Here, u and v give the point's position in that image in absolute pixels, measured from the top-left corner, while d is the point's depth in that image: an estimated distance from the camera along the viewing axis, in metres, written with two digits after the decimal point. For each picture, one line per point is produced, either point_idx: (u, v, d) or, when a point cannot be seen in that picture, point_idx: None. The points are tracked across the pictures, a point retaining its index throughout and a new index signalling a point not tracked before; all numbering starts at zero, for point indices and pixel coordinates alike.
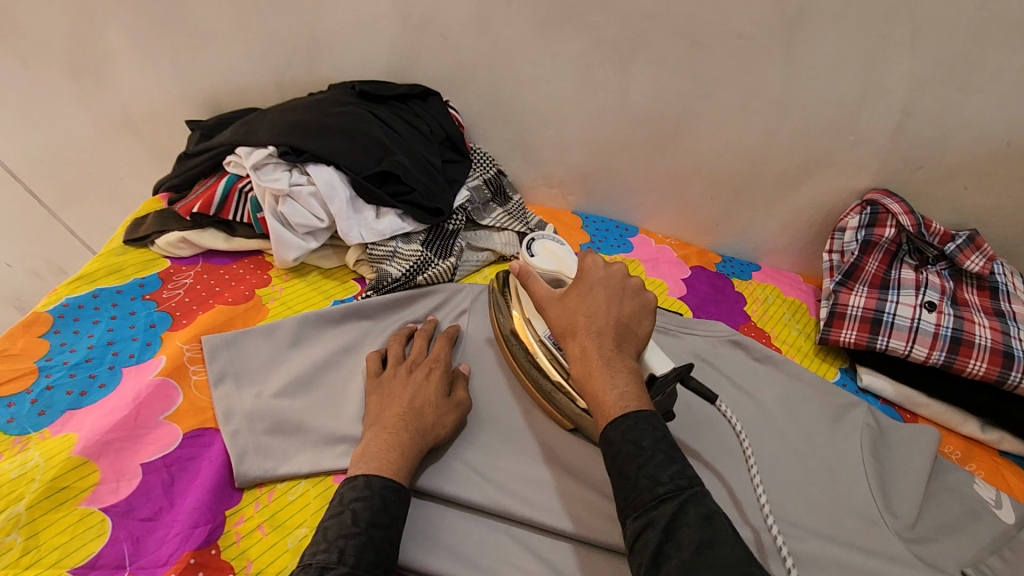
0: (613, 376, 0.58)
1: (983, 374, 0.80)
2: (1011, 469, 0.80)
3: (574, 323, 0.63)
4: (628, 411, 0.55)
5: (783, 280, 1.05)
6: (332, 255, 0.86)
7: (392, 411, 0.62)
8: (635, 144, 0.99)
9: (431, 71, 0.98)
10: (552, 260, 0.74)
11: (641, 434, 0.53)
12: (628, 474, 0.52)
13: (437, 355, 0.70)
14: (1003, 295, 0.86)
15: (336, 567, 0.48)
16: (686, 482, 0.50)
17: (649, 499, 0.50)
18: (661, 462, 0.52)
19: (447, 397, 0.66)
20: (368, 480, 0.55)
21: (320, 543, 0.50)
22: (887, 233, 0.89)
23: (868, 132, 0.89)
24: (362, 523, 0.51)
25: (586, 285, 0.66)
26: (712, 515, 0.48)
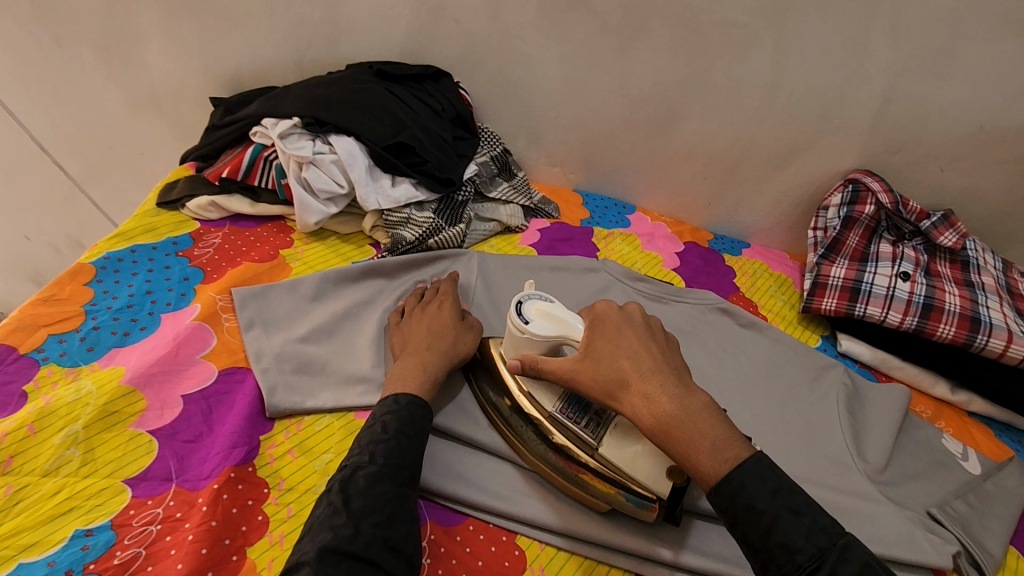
0: (692, 414, 0.52)
1: (952, 337, 0.86)
2: (977, 427, 0.86)
3: (623, 377, 0.57)
4: (730, 464, 0.48)
5: (770, 256, 1.11)
6: (350, 221, 0.92)
7: (416, 341, 0.70)
8: (635, 126, 1.05)
9: (444, 54, 1.04)
10: (551, 323, 0.65)
11: (754, 492, 0.47)
12: (756, 544, 0.46)
13: (443, 291, 0.78)
14: (973, 268, 0.93)
15: (365, 466, 0.54)
16: (827, 540, 0.45)
17: (792, 573, 0.44)
18: (789, 522, 0.45)
19: (461, 321, 0.75)
20: (396, 397, 0.61)
21: (354, 449, 0.56)
22: (867, 210, 0.96)
23: (851, 116, 0.95)
24: (392, 432, 0.57)
25: (608, 332, 0.61)
26: (867, 567, 0.43)
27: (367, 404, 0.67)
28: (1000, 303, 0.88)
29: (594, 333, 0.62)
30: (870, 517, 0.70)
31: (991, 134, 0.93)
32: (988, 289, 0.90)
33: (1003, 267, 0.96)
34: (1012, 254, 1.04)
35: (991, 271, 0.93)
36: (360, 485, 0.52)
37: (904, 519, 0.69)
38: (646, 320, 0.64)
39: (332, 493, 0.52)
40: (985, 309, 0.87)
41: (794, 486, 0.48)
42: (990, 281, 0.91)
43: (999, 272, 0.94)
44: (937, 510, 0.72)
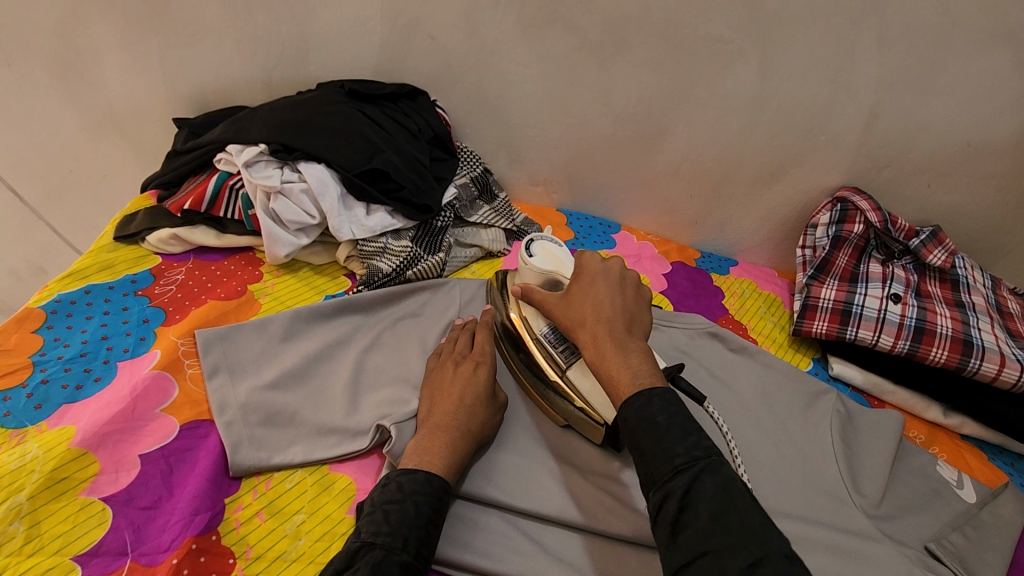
0: (627, 357, 0.58)
1: (944, 361, 0.84)
2: (972, 452, 0.85)
3: (583, 315, 0.64)
4: (641, 389, 0.54)
5: (758, 275, 1.09)
6: (323, 251, 0.88)
7: (444, 408, 0.66)
8: (618, 143, 1.02)
9: (419, 71, 0.99)
10: (549, 260, 0.76)
11: (654, 409, 0.52)
12: (644, 446, 0.51)
13: (481, 350, 0.74)
14: (963, 287, 0.91)
15: (399, 555, 0.51)
16: (701, 453, 0.49)
17: (665, 471, 0.49)
18: (675, 434, 0.51)
19: (492, 397, 0.70)
20: (428, 476, 0.58)
21: (383, 527, 0.53)
22: (855, 229, 0.94)
23: (838, 132, 0.93)
24: (424, 516, 0.55)
25: (585, 278, 0.68)
26: (727, 483, 0.47)
27: (340, 456, 0.64)
28: (991, 324, 0.87)
29: (573, 282, 0.69)
30: (868, 557, 0.68)
31: (978, 149, 0.91)
32: (979, 309, 0.89)
33: (993, 284, 0.95)
34: (1000, 268, 1.03)
35: (981, 289, 0.92)
36: (393, 575, 0.50)
37: (902, 557, 0.68)
38: (626, 277, 0.68)
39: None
40: (977, 331, 0.85)
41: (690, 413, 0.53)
42: (980, 301, 0.90)
43: (989, 290, 0.93)
44: (936, 546, 0.70)
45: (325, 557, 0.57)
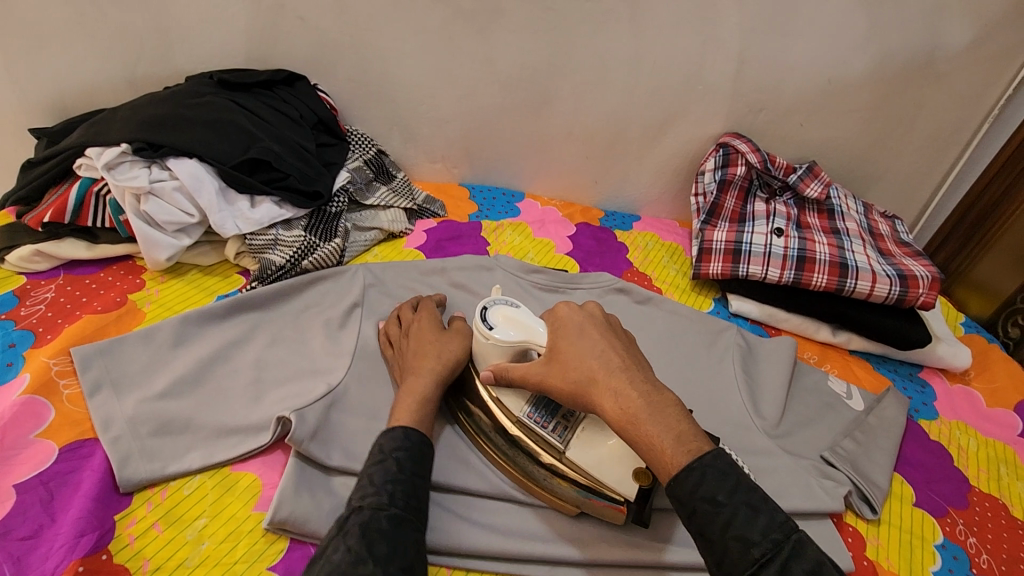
0: (656, 414, 0.52)
1: (825, 285, 0.90)
2: (858, 364, 0.92)
3: (590, 375, 0.56)
4: (690, 460, 0.48)
5: (660, 227, 1.13)
6: (211, 250, 0.84)
7: (408, 361, 0.69)
8: (509, 112, 1.03)
9: (294, 55, 0.96)
10: (513, 328, 0.65)
11: (713, 486, 0.47)
12: (713, 537, 0.47)
13: (417, 309, 0.76)
14: (837, 215, 0.99)
15: (387, 509, 0.52)
16: (780, 535, 0.46)
17: (744, 565, 0.45)
18: (745, 517, 0.47)
19: (445, 331, 0.73)
20: (405, 431, 0.59)
21: (369, 488, 0.53)
22: (738, 172, 0.99)
23: (712, 81, 0.97)
24: (409, 472, 0.56)
25: (573, 331, 0.61)
26: (815, 567, 0.45)
27: (242, 455, 0.63)
28: (863, 246, 0.94)
29: (559, 338, 0.61)
30: (769, 473, 0.72)
31: (839, 86, 0.98)
32: (852, 234, 0.96)
33: (865, 210, 1.03)
34: (873, 196, 1.12)
35: (854, 217, 1.00)
36: (384, 528, 0.50)
37: (800, 469, 0.73)
38: (606, 318, 0.63)
39: (348, 536, 0.49)
40: (851, 253, 0.92)
41: (748, 480, 0.49)
42: (853, 226, 0.97)
43: (861, 216, 1.01)
44: (829, 453, 0.76)
45: (230, 557, 0.56)
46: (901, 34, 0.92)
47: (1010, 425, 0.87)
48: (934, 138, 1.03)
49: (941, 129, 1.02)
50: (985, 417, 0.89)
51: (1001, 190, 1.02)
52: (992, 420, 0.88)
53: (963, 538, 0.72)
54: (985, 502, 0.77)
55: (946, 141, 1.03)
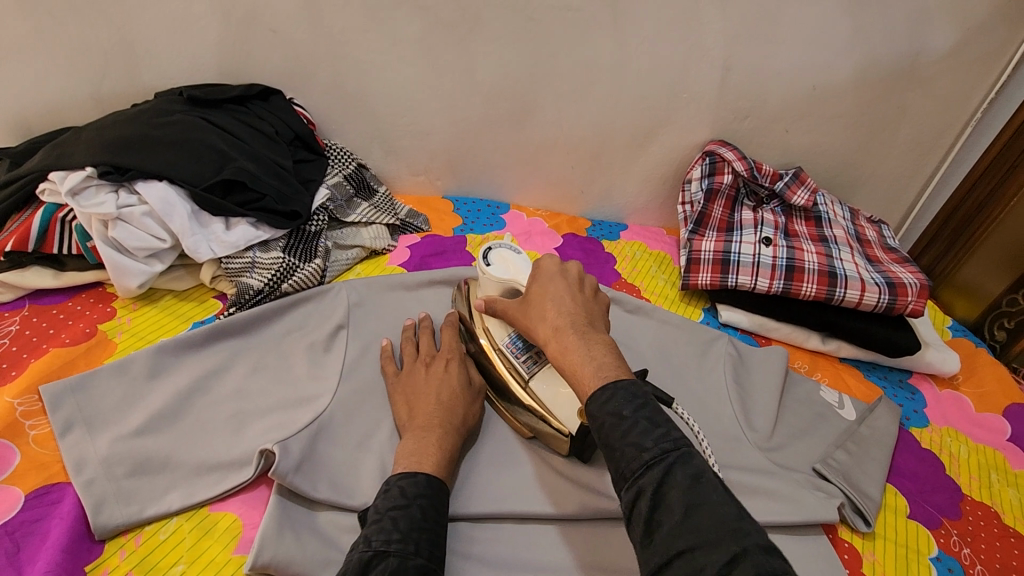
0: (590, 349, 0.54)
1: (815, 294, 0.89)
2: (849, 373, 0.92)
3: (543, 312, 0.59)
4: (604, 382, 0.50)
5: (648, 236, 1.11)
6: (186, 275, 0.81)
7: (427, 408, 0.65)
8: (491, 123, 1.01)
9: (268, 69, 0.93)
10: (507, 268, 0.70)
11: (620, 402, 0.48)
12: (612, 444, 0.47)
13: (450, 346, 0.74)
14: (824, 222, 0.98)
15: (415, 558, 0.49)
16: (672, 445, 0.46)
17: (636, 467, 0.45)
18: (646, 429, 0.46)
19: (469, 385, 0.70)
20: (428, 479, 0.57)
21: (394, 533, 0.51)
22: (725, 180, 0.98)
23: (696, 89, 0.96)
24: (430, 519, 0.54)
25: (544, 278, 0.62)
26: (700, 478, 0.44)
27: (222, 495, 0.60)
28: (851, 253, 0.94)
29: (531, 282, 0.63)
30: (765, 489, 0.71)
31: (822, 92, 0.97)
32: (839, 241, 0.95)
33: (851, 216, 1.03)
34: (859, 200, 1.11)
35: (841, 223, 0.99)
36: None
37: (794, 483, 0.72)
38: (583, 278, 0.63)
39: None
40: (840, 262, 0.91)
41: (658, 406, 0.48)
42: (840, 233, 0.97)
43: (847, 222, 1.00)
44: (823, 466, 0.75)
45: None
46: (884, 39, 0.91)
47: (999, 431, 0.87)
48: (918, 143, 1.03)
49: (924, 133, 1.02)
50: (975, 423, 0.89)
51: (986, 191, 1.02)
52: (981, 426, 0.88)
53: (957, 549, 0.72)
54: (977, 511, 0.76)
55: (930, 145, 1.03)
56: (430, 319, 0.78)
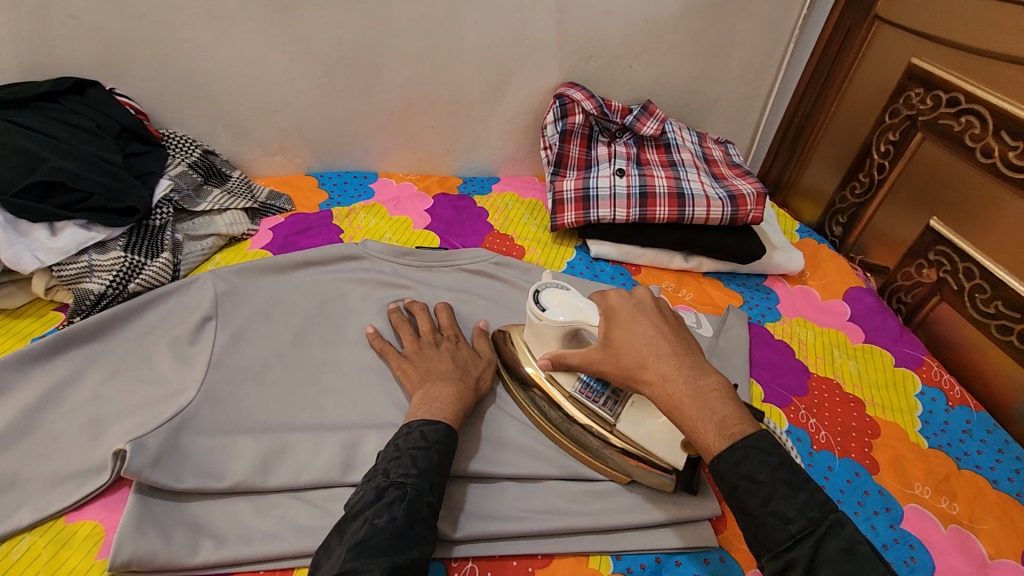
0: (706, 402, 0.51)
1: (668, 216, 0.95)
2: (711, 284, 0.99)
3: (640, 356, 0.56)
4: (735, 442, 0.49)
5: (520, 185, 1.14)
6: (18, 290, 0.75)
7: (442, 371, 0.68)
8: (339, 92, 0.98)
9: (79, 58, 0.86)
10: (566, 309, 0.65)
11: (755, 466, 0.48)
12: (752, 512, 0.47)
13: (451, 329, 0.76)
14: (673, 148, 1.05)
15: (427, 496, 0.54)
16: (820, 513, 0.46)
17: (783, 540, 0.46)
18: (786, 495, 0.47)
19: (478, 357, 0.74)
20: (446, 429, 0.60)
21: (413, 468, 0.54)
22: (577, 120, 1.02)
23: (537, 34, 0.98)
24: (444, 463, 0.57)
25: (624, 317, 0.59)
26: (853, 545, 0.45)
27: (78, 503, 0.58)
28: (698, 174, 1.00)
29: (610, 323, 0.60)
30: None
31: (655, 25, 1.01)
32: (687, 163, 1.02)
33: (699, 140, 1.10)
34: (710, 125, 1.18)
35: (688, 147, 1.06)
36: (424, 515, 0.52)
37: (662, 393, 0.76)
38: (663, 307, 0.60)
39: (393, 509, 0.51)
40: (687, 183, 0.97)
41: (791, 462, 0.48)
42: (688, 156, 1.03)
43: (695, 145, 1.07)
44: None
45: None
46: None
47: (841, 313, 0.98)
48: (751, 64, 1.10)
49: (755, 54, 1.09)
50: (820, 310, 0.99)
51: (810, 105, 1.13)
52: (826, 311, 0.98)
53: (804, 421, 0.81)
54: (822, 385, 0.86)
55: (762, 64, 1.11)
56: (416, 301, 0.81)
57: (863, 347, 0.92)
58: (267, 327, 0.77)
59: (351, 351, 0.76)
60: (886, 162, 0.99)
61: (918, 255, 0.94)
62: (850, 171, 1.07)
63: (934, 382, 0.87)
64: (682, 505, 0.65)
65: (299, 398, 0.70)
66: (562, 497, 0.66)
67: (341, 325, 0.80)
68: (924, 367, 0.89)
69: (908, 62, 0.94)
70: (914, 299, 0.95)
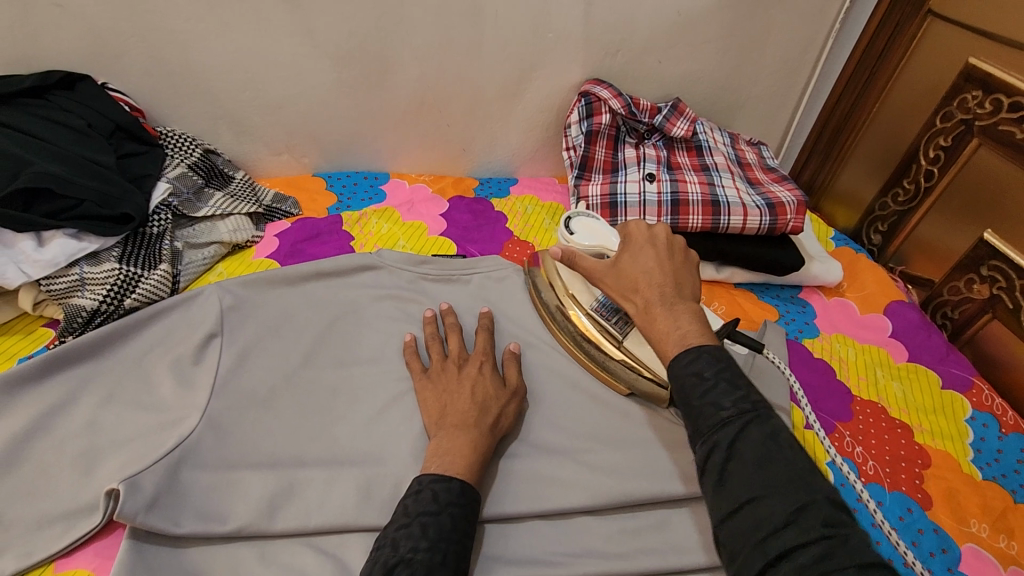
0: (674, 316, 0.56)
1: (701, 225, 0.89)
2: (743, 296, 0.94)
3: (633, 283, 0.61)
4: (689, 347, 0.53)
5: (540, 187, 1.07)
6: (5, 305, 0.69)
7: (459, 407, 0.63)
8: (347, 87, 0.92)
9: (69, 50, 0.80)
10: (591, 237, 0.76)
11: (702, 365, 0.50)
12: (691, 404, 0.49)
13: (482, 349, 0.70)
14: (705, 150, 0.98)
15: (441, 570, 0.47)
16: (751, 407, 0.47)
17: (712, 424, 0.47)
18: (726, 390, 0.48)
19: (503, 387, 0.67)
20: (463, 486, 0.54)
21: (423, 540, 0.49)
22: (604, 120, 0.96)
23: (561, 27, 0.91)
24: (460, 530, 0.51)
25: (635, 247, 0.64)
26: (779, 436, 0.46)
27: (68, 548, 0.53)
28: (732, 179, 0.94)
29: (621, 249, 0.65)
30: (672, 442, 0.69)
31: (687, 18, 0.95)
32: (720, 167, 0.95)
33: (731, 141, 1.03)
34: (740, 124, 1.12)
35: (721, 149, 0.99)
36: None
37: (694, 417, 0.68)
38: (673, 242, 0.64)
39: None
40: (721, 189, 0.91)
41: (740, 371, 0.50)
42: (721, 159, 0.97)
43: (727, 147, 1.01)
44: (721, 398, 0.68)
45: None
46: None
47: (881, 329, 0.92)
48: (785, 60, 1.03)
49: (790, 50, 1.02)
50: (860, 324, 0.93)
51: (849, 105, 1.06)
52: (866, 326, 0.93)
53: (851, 450, 0.75)
54: (867, 410, 0.80)
55: (798, 61, 1.04)
56: (453, 314, 0.75)
57: (908, 366, 0.87)
58: (277, 347, 0.71)
59: (364, 373, 0.71)
60: (934, 169, 0.92)
61: (969, 269, 0.88)
62: (893, 177, 1.01)
63: (986, 407, 0.81)
64: None
65: (310, 428, 0.64)
66: (596, 537, 0.61)
67: (354, 344, 0.74)
68: (975, 391, 0.83)
69: (966, 61, 0.87)
70: (961, 315, 0.90)
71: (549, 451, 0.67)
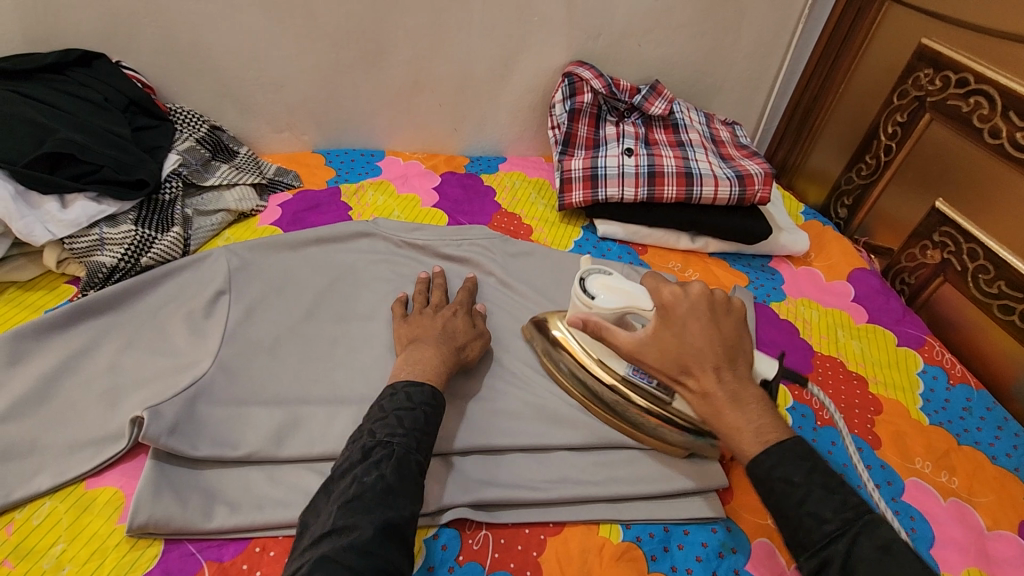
0: (742, 408, 0.55)
1: (676, 195, 0.95)
2: (716, 263, 1.00)
3: (685, 364, 0.58)
4: (771, 448, 0.52)
5: (527, 165, 1.14)
6: (29, 264, 0.76)
7: (427, 338, 0.68)
8: (345, 68, 0.98)
9: (85, 30, 0.85)
10: (615, 296, 0.64)
11: (790, 469, 0.50)
12: (787, 512, 0.49)
13: (458, 301, 0.76)
14: (681, 128, 1.05)
15: (415, 454, 0.54)
16: (853, 514, 0.47)
17: (817, 539, 0.47)
18: (821, 496, 0.48)
19: (473, 328, 0.73)
20: (433, 390, 0.61)
21: (398, 429, 0.55)
22: (585, 99, 1.02)
23: (546, 11, 0.97)
24: (430, 424, 0.58)
25: (676, 319, 0.59)
26: (891, 546, 0.45)
27: (97, 468, 0.60)
28: (705, 154, 1.00)
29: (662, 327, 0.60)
30: None
31: (664, 3, 1.01)
32: (694, 143, 1.02)
33: (707, 120, 1.10)
34: (717, 105, 1.18)
35: (696, 127, 1.06)
36: (414, 470, 0.53)
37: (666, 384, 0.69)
38: (715, 299, 0.60)
39: (381, 467, 0.52)
40: (695, 162, 0.98)
41: (829, 469, 0.50)
42: (695, 137, 1.04)
43: (703, 126, 1.07)
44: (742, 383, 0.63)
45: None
46: None
47: (844, 294, 0.98)
48: (759, 44, 1.09)
49: (763, 35, 1.08)
50: (825, 290, 0.99)
51: (818, 87, 1.13)
52: (830, 292, 0.99)
53: (810, 397, 0.82)
54: (826, 363, 0.87)
55: (770, 45, 1.10)
56: (442, 276, 0.81)
57: (867, 327, 0.93)
58: (281, 302, 0.77)
59: (362, 326, 0.77)
60: (893, 143, 0.99)
61: (923, 236, 0.95)
62: (857, 153, 1.07)
63: (936, 361, 0.88)
64: (689, 478, 0.67)
65: (313, 372, 0.71)
66: (572, 468, 0.67)
67: (352, 301, 0.80)
68: (927, 347, 0.90)
69: (919, 43, 0.94)
70: (917, 280, 0.97)
71: (531, 394, 0.73)
